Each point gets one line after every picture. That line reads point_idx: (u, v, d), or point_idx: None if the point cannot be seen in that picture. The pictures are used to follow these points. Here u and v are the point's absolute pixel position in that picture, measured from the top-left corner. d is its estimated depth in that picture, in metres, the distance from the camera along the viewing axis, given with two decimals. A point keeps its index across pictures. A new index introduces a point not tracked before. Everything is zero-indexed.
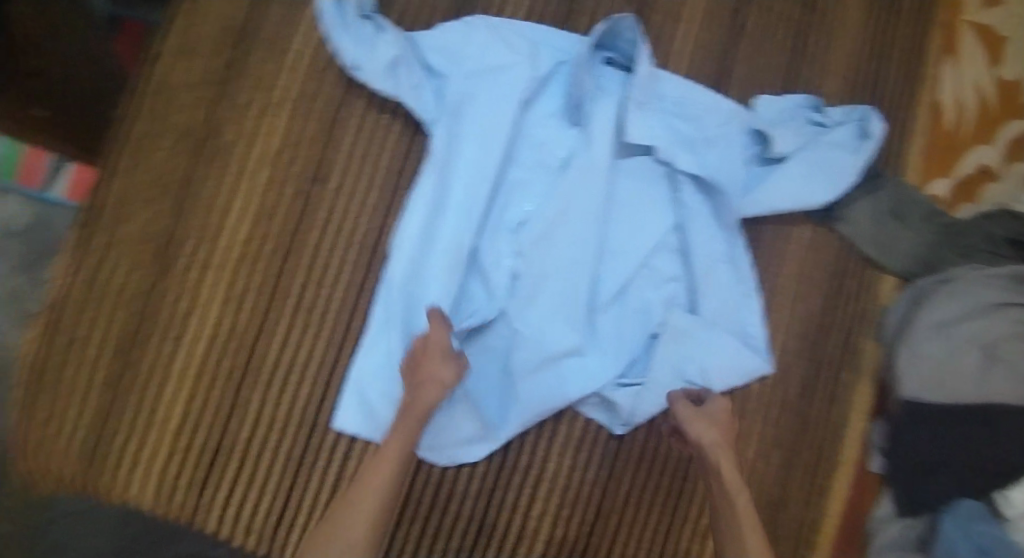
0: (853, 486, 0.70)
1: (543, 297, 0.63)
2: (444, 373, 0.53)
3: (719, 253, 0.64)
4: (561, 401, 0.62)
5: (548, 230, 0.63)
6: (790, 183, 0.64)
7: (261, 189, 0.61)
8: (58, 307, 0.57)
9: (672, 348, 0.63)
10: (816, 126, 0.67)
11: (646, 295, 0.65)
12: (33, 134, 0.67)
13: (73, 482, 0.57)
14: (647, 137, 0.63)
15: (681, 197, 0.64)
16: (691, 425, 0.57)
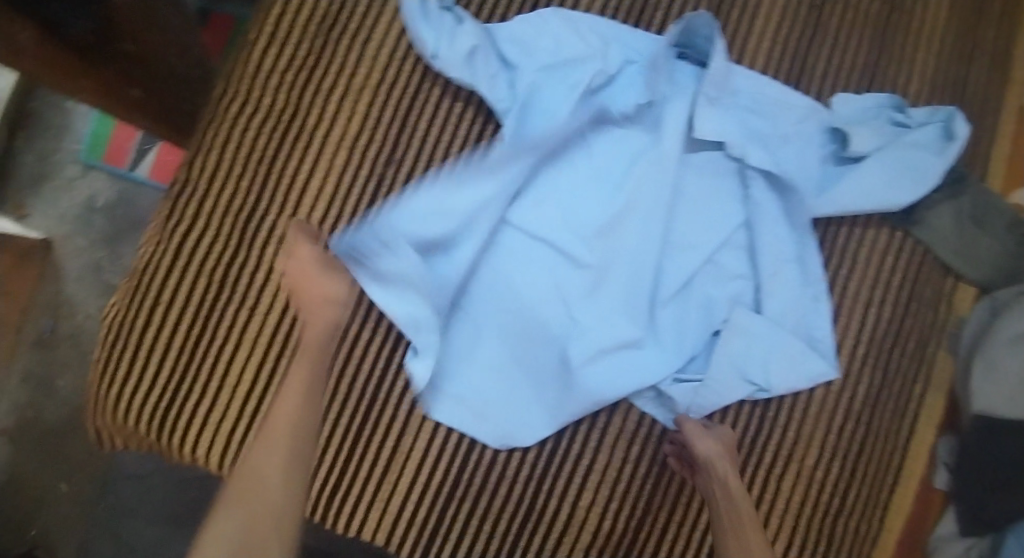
0: (915, 500, 0.69)
1: (604, 287, 0.63)
2: (339, 285, 0.55)
3: (786, 254, 0.63)
4: (619, 393, 0.61)
5: (613, 221, 0.62)
6: (868, 184, 0.62)
7: (337, 171, 0.63)
8: (149, 275, 0.63)
9: (734, 347, 0.62)
10: (898, 126, 0.65)
11: (710, 292, 0.64)
12: (128, 113, 0.70)
13: (156, 432, 0.63)
14: (718, 133, 0.62)
15: (750, 195, 0.63)
16: (697, 442, 0.58)
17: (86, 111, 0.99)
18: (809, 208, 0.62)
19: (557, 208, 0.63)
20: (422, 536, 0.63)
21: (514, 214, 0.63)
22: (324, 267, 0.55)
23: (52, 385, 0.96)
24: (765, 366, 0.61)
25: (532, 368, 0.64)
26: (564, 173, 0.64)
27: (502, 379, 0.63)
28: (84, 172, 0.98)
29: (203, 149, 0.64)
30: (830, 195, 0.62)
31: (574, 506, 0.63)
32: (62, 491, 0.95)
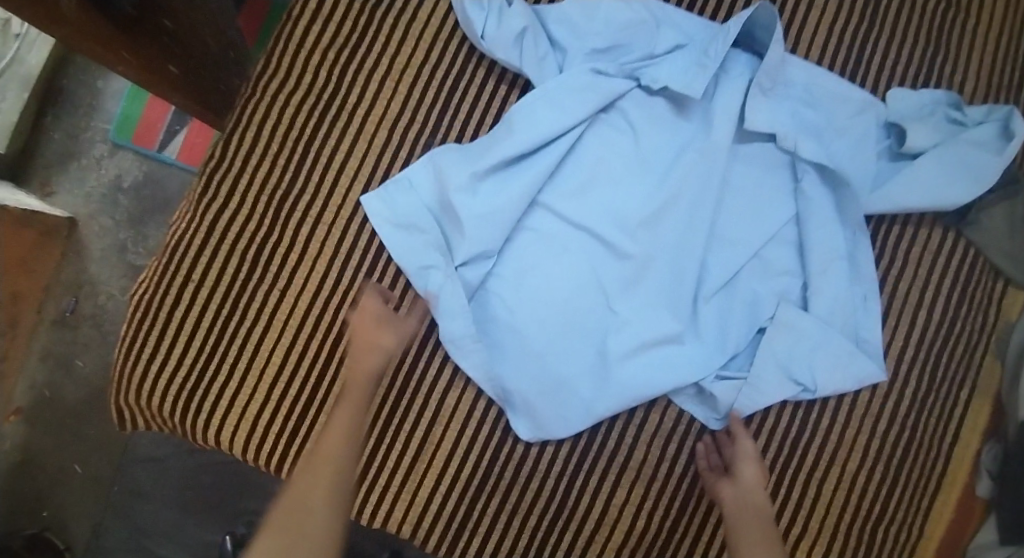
0: (956, 508, 0.68)
1: (647, 279, 0.61)
2: (385, 339, 0.56)
3: (837, 251, 0.61)
4: (659, 388, 0.59)
5: (659, 210, 0.60)
6: (923, 181, 0.61)
7: (377, 152, 0.62)
8: (179, 253, 0.62)
9: (779, 345, 0.60)
10: (954, 123, 0.63)
11: (755, 288, 0.62)
12: (172, 93, 0.69)
13: (179, 415, 0.62)
14: (769, 125, 0.61)
15: (803, 188, 0.62)
16: (745, 465, 0.58)
17: (116, 91, 0.98)
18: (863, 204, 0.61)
19: (600, 197, 0.61)
20: (450, 529, 0.61)
21: (557, 202, 0.61)
22: (380, 322, 0.57)
23: (71, 365, 0.95)
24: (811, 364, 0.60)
25: (571, 364, 0.60)
26: (610, 161, 0.61)
27: (536, 367, 0.60)
28: (111, 151, 0.97)
29: (240, 125, 0.62)
30: (884, 190, 0.61)
31: (608, 502, 0.61)
32: (78, 473, 0.94)
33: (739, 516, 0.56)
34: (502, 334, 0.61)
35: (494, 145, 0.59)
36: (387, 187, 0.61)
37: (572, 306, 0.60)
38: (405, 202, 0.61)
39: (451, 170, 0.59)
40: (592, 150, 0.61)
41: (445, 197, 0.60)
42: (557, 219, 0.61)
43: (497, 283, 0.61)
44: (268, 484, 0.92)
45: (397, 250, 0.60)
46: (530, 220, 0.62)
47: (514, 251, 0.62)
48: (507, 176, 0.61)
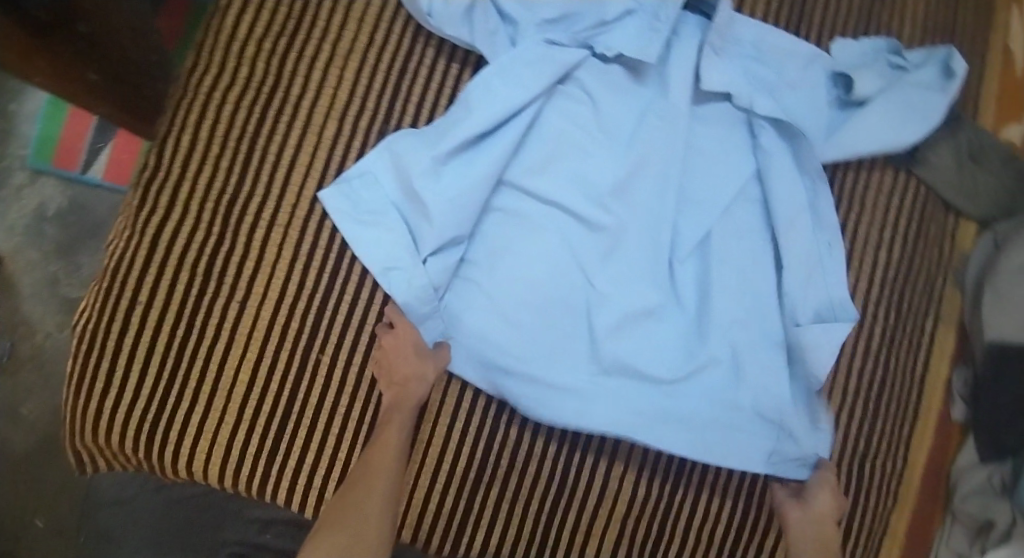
0: (937, 433, 0.71)
1: (623, 249, 0.60)
2: (428, 369, 0.57)
3: (801, 202, 0.61)
4: (645, 357, 0.60)
5: (627, 179, 0.60)
6: (873, 126, 0.63)
7: (329, 144, 0.59)
8: (121, 276, 0.57)
9: (751, 300, 0.61)
10: (896, 69, 0.65)
11: (729, 246, 0.61)
12: (90, 99, 0.66)
13: (142, 450, 0.58)
14: (724, 85, 0.61)
15: (761, 141, 0.62)
16: (820, 495, 0.61)
17: (32, 111, 0.90)
18: (817, 152, 0.62)
19: (564, 170, 0.60)
20: (450, 530, 0.61)
21: (522, 179, 0.60)
22: (420, 353, 0.57)
23: (16, 413, 0.89)
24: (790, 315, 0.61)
25: (555, 343, 0.60)
26: (570, 133, 0.60)
27: (522, 350, 0.59)
28: (32, 179, 0.90)
29: (175, 128, 0.59)
30: (839, 137, 0.62)
31: (606, 477, 0.62)
32: (39, 526, 0.88)
33: (802, 539, 0.60)
34: (482, 320, 0.59)
35: (455, 129, 0.57)
36: (348, 183, 0.58)
37: (549, 285, 0.59)
38: (365, 198, 0.59)
39: (409, 157, 0.57)
40: (553, 125, 0.60)
41: (408, 187, 0.58)
42: (525, 197, 0.60)
43: (473, 269, 0.60)
44: (245, 511, 0.86)
45: (362, 249, 0.58)
46: (498, 202, 0.61)
47: (485, 235, 0.61)
48: (469, 159, 0.59)
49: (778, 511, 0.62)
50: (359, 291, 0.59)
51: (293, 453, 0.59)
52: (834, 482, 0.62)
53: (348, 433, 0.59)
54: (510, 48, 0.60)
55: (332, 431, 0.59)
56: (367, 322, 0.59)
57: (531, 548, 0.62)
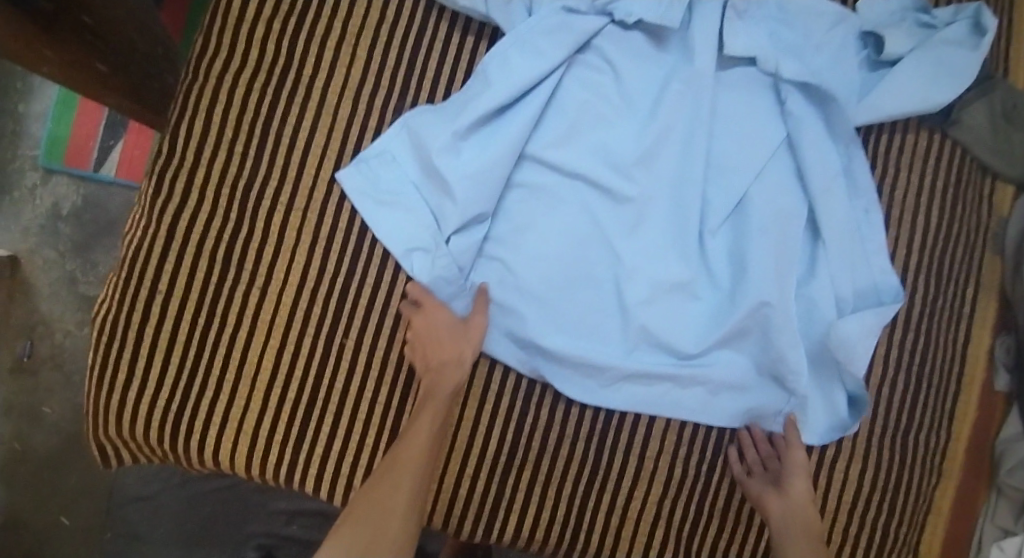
0: (979, 406, 0.68)
1: (650, 221, 0.59)
2: (465, 352, 0.55)
3: (834, 169, 0.59)
4: (676, 334, 0.59)
5: (653, 149, 0.58)
6: (907, 86, 0.60)
7: (344, 123, 0.58)
8: (138, 266, 0.57)
9: (784, 273, 0.59)
10: (924, 27, 0.63)
11: (762, 215, 0.59)
12: (99, 87, 0.66)
13: (168, 440, 0.58)
14: (749, 48, 0.59)
15: (789, 107, 0.60)
16: (794, 478, 0.58)
17: (41, 112, 0.90)
18: (849, 115, 0.60)
19: (586, 142, 0.58)
20: (483, 512, 0.61)
21: (545, 152, 0.58)
22: (454, 334, 0.55)
23: (39, 414, 0.89)
24: (825, 279, 0.60)
25: (580, 320, 0.59)
26: (592, 103, 0.58)
27: (551, 327, 0.58)
28: (44, 178, 0.89)
29: (185, 113, 0.58)
30: (871, 99, 0.60)
31: (641, 456, 0.61)
32: (66, 525, 0.88)
33: (788, 528, 0.57)
34: (504, 297, 0.58)
35: (476, 103, 0.56)
36: (369, 161, 0.57)
37: (576, 261, 0.58)
38: (386, 177, 0.58)
39: (430, 132, 0.56)
40: (573, 96, 0.59)
41: (429, 164, 0.57)
42: (548, 170, 0.59)
43: (498, 246, 0.59)
44: (272, 502, 0.89)
45: (382, 231, 0.57)
46: (520, 175, 0.59)
47: (509, 211, 0.59)
48: (489, 134, 0.58)
49: (759, 504, 0.59)
50: (380, 272, 0.58)
51: (319, 438, 0.58)
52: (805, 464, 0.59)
53: (375, 417, 0.59)
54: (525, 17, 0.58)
55: (359, 416, 0.59)
56: (389, 304, 0.58)
57: (566, 531, 0.61)
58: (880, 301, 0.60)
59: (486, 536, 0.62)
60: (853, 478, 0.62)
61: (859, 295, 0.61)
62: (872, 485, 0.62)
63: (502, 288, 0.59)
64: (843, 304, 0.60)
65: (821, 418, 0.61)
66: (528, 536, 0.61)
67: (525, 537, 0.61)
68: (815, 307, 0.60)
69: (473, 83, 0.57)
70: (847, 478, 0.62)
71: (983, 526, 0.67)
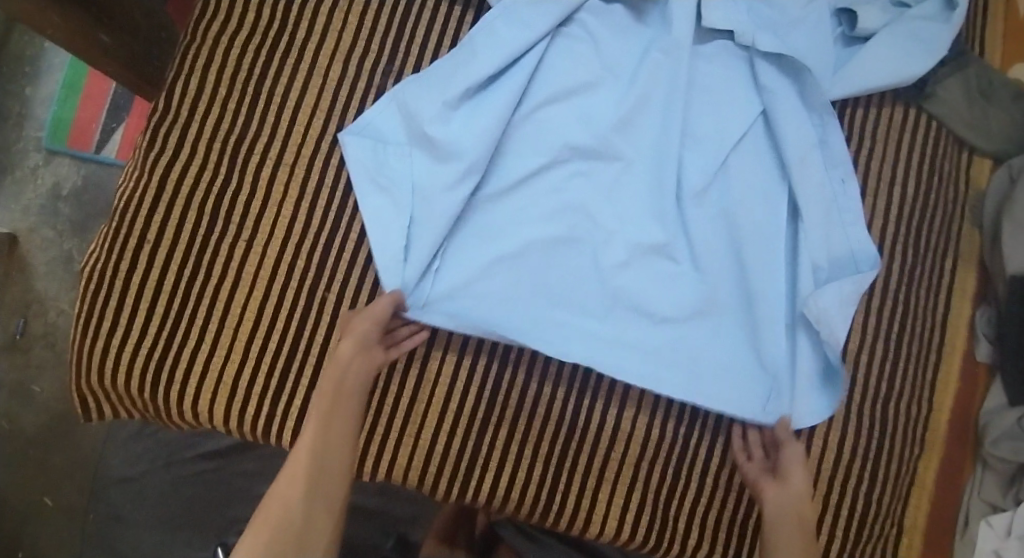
0: (961, 377, 0.68)
1: (625, 188, 0.60)
2: (354, 328, 0.55)
3: (811, 139, 0.61)
4: (650, 300, 0.60)
5: (629, 116, 0.60)
6: (880, 59, 0.62)
7: (334, 86, 0.62)
8: (128, 217, 0.59)
9: (759, 246, 0.60)
10: (899, 6, 0.66)
11: (737, 186, 0.61)
12: (104, 58, 0.69)
13: (149, 388, 0.59)
14: (727, 21, 0.61)
15: (764, 82, 0.61)
16: (792, 468, 0.57)
17: (46, 96, 0.93)
18: (823, 85, 0.61)
19: (565, 109, 0.61)
20: (458, 471, 0.61)
21: (526, 118, 0.61)
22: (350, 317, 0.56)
23: (29, 391, 0.89)
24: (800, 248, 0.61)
25: (553, 285, 0.60)
26: (573, 74, 0.60)
27: (525, 291, 0.59)
28: (47, 160, 0.92)
29: (184, 72, 0.62)
30: (846, 71, 0.62)
31: (618, 417, 0.61)
32: (48, 505, 0.88)
33: (776, 517, 0.56)
34: (479, 263, 0.59)
35: (461, 73, 0.59)
36: (355, 134, 0.60)
37: (555, 226, 0.60)
38: (373, 149, 0.60)
39: (417, 101, 0.59)
40: (554, 67, 0.61)
41: (420, 133, 0.59)
42: (529, 137, 0.61)
43: (481, 209, 0.61)
44: (255, 488, 0.87)
45: (366, 201, 0.59)
46: (505, 146, 0.61)
47: (493, 176, 0.60)
48: (474, 103, 0.60)
49: (755, 490, 0.58)
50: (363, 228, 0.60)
51: (298, 389, 0.59)
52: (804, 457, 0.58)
53: None
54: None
55: None
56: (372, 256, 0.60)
57: (541, 492, 0.61)
58: (857, 269, 0.60)
59: (462, 496, 0.62)
60: (831, 444, 0.62)
61: (838, 264, 0.61)
62: (853, 453, 0.62)
63: (481, 251, 0.60)
64: (820, 272, 0.60)
65: (804, 404, 0.59)
66: (505, 495, 0.62)
67: (501, 497, 0.62)
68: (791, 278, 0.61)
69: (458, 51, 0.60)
70: (828, 443, 0.62)
71: (970, 502, 0.67)
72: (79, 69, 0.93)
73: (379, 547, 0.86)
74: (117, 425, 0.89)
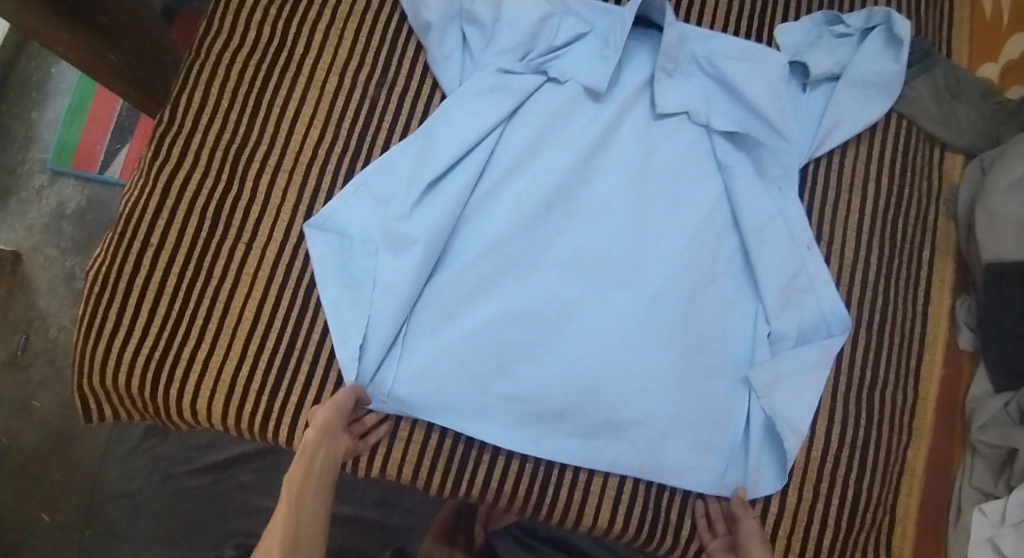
0: (945, 364, 0.69)
1: (593, 252, 0.64)
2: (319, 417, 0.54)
3: (771, 211, 0.64)
4: (619, 368, 0.62)
5: (593, 180, 0.65)
6: (844, 112, 0.67)
7: (329, 96, 0.65)
8: (134, 221, 0.61)
9: (720, 312, 0.64)
10: (842, 38, 0.69)
11: (701, 254, 0.64)
12: (111, 75, 0.72)
13: (149, 388, 0.60)
14: (682, 102, 0.66)
15: (722, 158, 0.66)
16: (751, 544, 0.58)
17: (53, 119, 0.96)
18: (777, 161, 0.66)
19: (518, 192, 0.64)
20: (451, 464, 0.62)
21: (482, 204, 0.64)
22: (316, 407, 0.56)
23: (29, 407, 0.90)
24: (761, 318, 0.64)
25: (545, 315, 0.62)
26: (543, 149, 0.65)
27: (497, 359, 0.61)
28: (51, 180, 0.94)
29: (186, 85, 0.64)
30: (822, 135, 0.66)
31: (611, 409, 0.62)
32: (44, 521, 0.88)
33: None
34: (452, 335, 0.62)
35: (436, 150, 0.62)
36: (317, 229, 0.61)
37: (529, 297, 0.63)
38: (337, 241, 0.61)
39: (394, 179, 0.63)
40: (523, 133, 0.64)
41: (385, 225, 0.61)
42: (502, 210, 0.64)
43: (456, 280, 0.63)
44: (252, 500, 0.86)
45: (358, 206, 0.62)
46: (468, 227, 0.64)
47: (453, 258, 0.63)
48: (444, 182, 0.63)
49: None
50: (358, 230, 0.62)
51: (294, 387, 0.60)
52: (762, 534, 0.59)
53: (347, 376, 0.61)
54: (458, 85, 0.65)
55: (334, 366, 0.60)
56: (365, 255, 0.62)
57: (534, 483, 0.62)
58: (830, 332, 0.63)
59: (455, 491, 0.62)
60: (817, 430, 0.63)
61: (808, 329, 0.64)
62: (840, 440, 0.63)
63: (454, 325, 0.62)
64: (784, 340, 0.64)
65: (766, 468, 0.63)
66: (499, 490, 0.62)
67: (495, 491, 0.62)
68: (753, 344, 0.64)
69: (415, 136, 0.63)
70: (815, 432, 0.63)
71: (962, 489, 0.66)
72: (84, 93, 0.96)
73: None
74: (115, 439, 0.89)
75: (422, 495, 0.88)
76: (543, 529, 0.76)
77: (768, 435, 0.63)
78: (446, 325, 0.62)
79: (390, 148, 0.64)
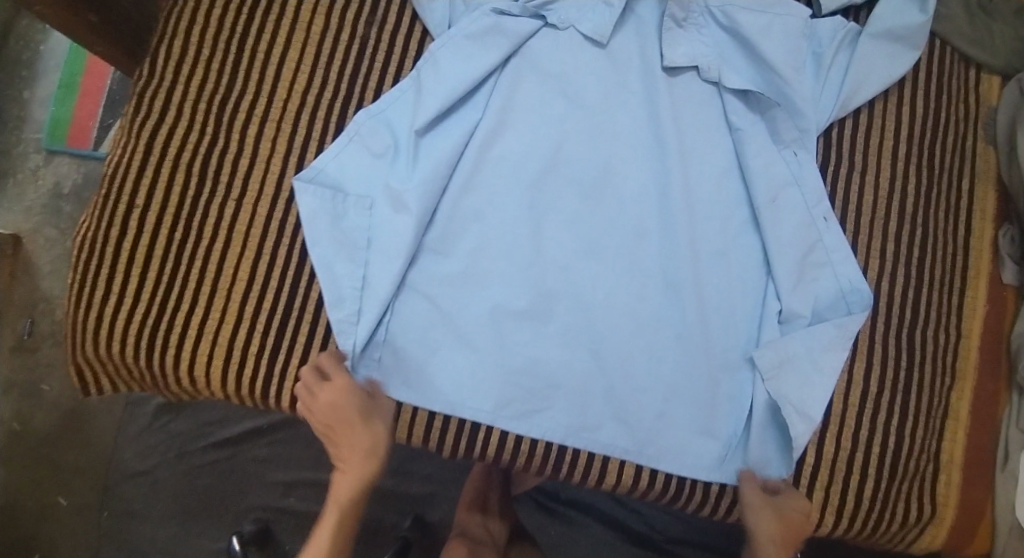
0: (990, 302, 0.63)
1: (603, 192, 0.60)
2: (377, 433, 0.57)
3: (783, 178, 0.60)
4: (633, 315, 0.59)
5: (602, 119, 0.61)
6: (868, 69, 0.61)
7: (316, 40, 0.61)
8: (117, 182, 0.59)
9: (746, 255, 0.61)
10: None
11: (721, 192, 0.61)
12: (93, 35, 0.68)
13: (145, 355, 0.57)
14: (691, 56, 0.61)
15: (733, 120, 0.61)
16: (755, 508, 0.55)
17: (44, 97, 0.94)
18: (794, 123, 0.60)
19: (520, 135, 0.60)
20: (463, 428, 0.58)
21: (480, 154, 0.60)
22: (366, 410, 0.56)
23: (39, 391, 0.89)
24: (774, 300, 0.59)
25: (557, 262, 0.59)
26: (548, 89, 0.61)
27: (506, 312, 0.58)
28: (46, 160, 0.92)
29: (166, 34, 0.61)
30: (846, 96, 0.60)
31: (632, 360, 0.59)
32: (63, 504, 0.87)
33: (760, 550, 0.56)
34: (458, 293, 0.59)
35: (428, 92, 0.58)
36: (306, 183, 0.57)
37: (537, 247, 0.59)
38: (325, 197, 0.57)
39: (389, 129, 0.59)
40: (518, 84, 0.60)
41: (383, 183, 0.58)
42: (500, 163, 0.60)
43: (464, 229, 0.59)
44: (270, 473, 0.85)
45: (353, 161, 0.59)
46: (467, 174, 0.60)
47: (449, 209, 0.59)
48: (446, 126, 0.60)
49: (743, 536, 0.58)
50: (354, 182, 0.59)
51: (295, 346, 0.57)
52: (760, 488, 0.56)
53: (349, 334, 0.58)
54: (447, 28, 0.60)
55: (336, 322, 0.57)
56: (362, 206, 0.58)
57: (554, 440, 0.58)
58: (849, 310, 0.58)
59: (470, 452, 0.59)
60: (851, 373, 0.59)
61: (825, 306, 0.59)
62: (879, 384, 0.59)
63: (462, 282, 0.59)
64: (797, 320, 0.59)
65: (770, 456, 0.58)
66: (516, 449, 0.59)
67: (512, 451, 0.59)
68: (760, 323, 0.60)
69: (406, 84, 0.59)
70: (851, 378, 0.59)
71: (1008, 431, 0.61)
72: (73, 70, 0.94)
73: (396, 526, 0.83)
74: (126, 420, 0.87)
75: (439, 463, 0.85)
76: (564, 491, 0.74)
77: (774, 417, 0.58)
78: (454, 279, 0.59)
79: (381, 96, 0.60)
